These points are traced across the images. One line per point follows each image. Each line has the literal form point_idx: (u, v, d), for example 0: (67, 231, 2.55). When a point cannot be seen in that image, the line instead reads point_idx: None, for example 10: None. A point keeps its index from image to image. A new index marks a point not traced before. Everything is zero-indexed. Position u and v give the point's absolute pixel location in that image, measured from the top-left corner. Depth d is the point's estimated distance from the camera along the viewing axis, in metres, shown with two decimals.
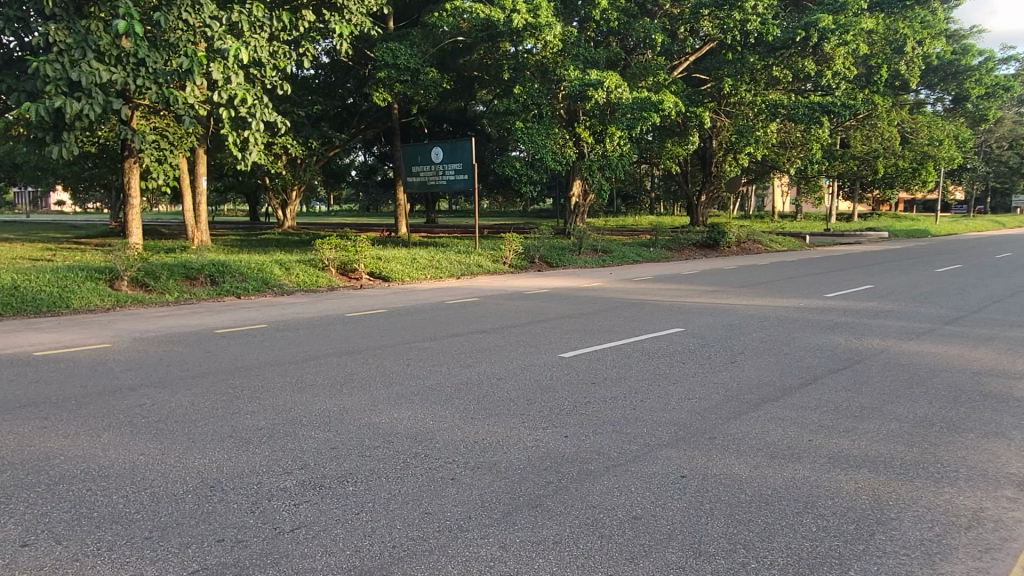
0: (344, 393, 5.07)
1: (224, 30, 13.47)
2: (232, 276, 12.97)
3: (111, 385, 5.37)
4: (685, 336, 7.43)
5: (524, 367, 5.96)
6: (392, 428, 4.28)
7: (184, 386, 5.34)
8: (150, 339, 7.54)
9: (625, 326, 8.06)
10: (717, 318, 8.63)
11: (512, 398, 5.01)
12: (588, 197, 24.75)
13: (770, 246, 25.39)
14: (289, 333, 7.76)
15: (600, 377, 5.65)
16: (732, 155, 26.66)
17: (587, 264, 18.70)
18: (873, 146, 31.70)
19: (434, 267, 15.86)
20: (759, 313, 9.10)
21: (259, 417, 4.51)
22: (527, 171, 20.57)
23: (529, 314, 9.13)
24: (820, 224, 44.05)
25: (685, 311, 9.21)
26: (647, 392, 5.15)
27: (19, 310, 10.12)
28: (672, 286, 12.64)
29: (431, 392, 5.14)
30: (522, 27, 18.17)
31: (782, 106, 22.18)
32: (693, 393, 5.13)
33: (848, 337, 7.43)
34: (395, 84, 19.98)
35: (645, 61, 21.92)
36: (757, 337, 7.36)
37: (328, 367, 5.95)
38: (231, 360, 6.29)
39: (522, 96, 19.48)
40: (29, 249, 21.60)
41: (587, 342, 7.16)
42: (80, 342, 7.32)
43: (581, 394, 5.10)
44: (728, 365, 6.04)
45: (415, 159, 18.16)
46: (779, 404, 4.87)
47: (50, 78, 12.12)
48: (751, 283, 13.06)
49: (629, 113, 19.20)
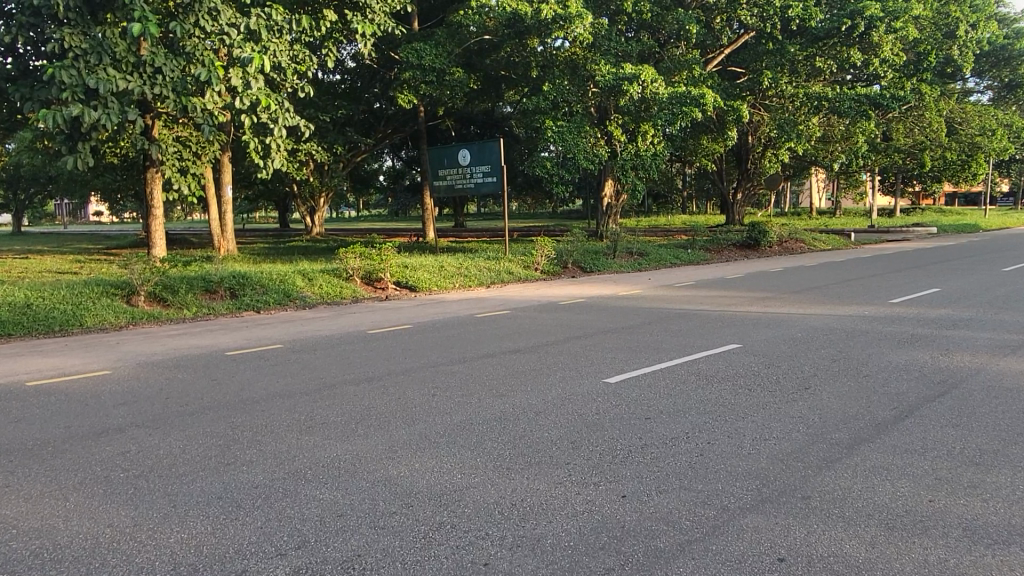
0: (359, 435, 4.36)
1: (242, 36, 12.89)
2: (252, 288, 12.42)
3: (95, 426, 4.70)
4: (744, 354, 6.60)
5: (566, 397, 5.20)
6: (414, 486, 3.55)
7: (177, 426, 4.66)
8: (155, 363, 6.91)
9: (676, 343, 7.25)
10: (776, 331, 7.78)
11: (553, 440, 4.25)
12: (621, 197, 23.97)
13: (813, 245, 24.30)
14: (305, 355, 7.08)
15: (655, 409, 4.85)
16: (771, 151, 25.62)
17: (622, 267, 17.88)
18: (916, 138, 30.52)
19: (463, 274, 15.19)
20: (820, 324, 8.22)
21: (258, 470, 3.82)
22: (559, 171, 19.50)
23: (566, 329, 8.33)
24: (862, 221, 42.68)
25: (739, 323, 8.38)
26: (714, 431, 4.35)
27: (30, 331, 9.64)
28: (717, 292, 11.78)
29: (458, 433, 4.41)
30: (551, 19, 17.53)
31: (826, 98, 21.25)
32: (769, 431, 4.33)
33: (934, 352, 6.55)
34: (420, 85, 19.37)
35: (678, 55, 21.10)
36: (827, 354, 6.53)
37: (343, 399, 5.24)
38: (237, 390, 5.62)
39: (550, 94, 18.80)
40: (57, 261, 21.47)
41: (635, 363, 6.36)
42: (81, 368, 6.71)
43: (634, 434, 4.31)
44: (803, 392, 5.21)
45: (441, 162, 17.48)
46: (877, 447, 4.04)
47: (66, 86, 11.63)
48: (803, 287, 12.12)
49: (667, 108, 18.28)
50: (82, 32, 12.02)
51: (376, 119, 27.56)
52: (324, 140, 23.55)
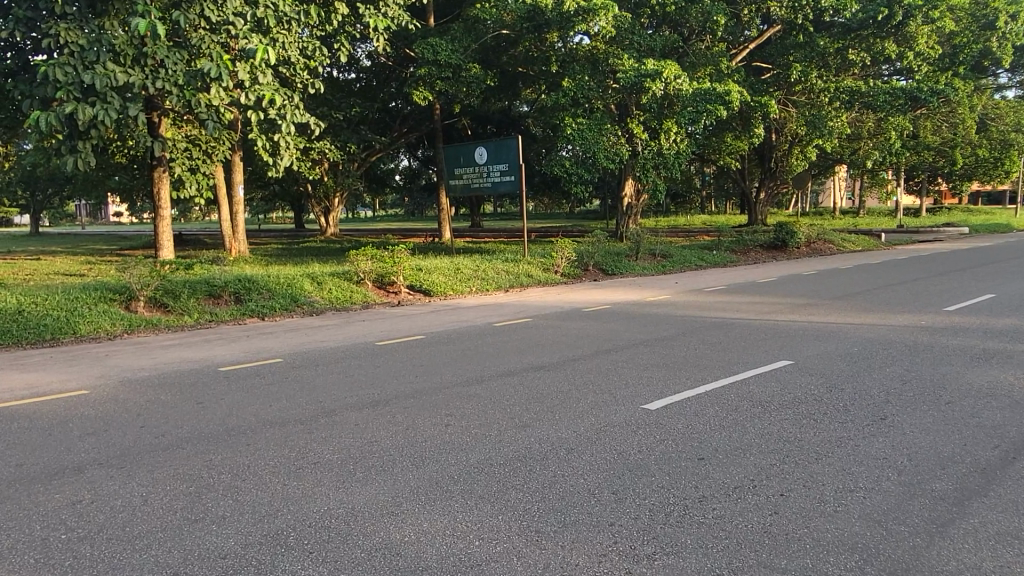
0: (357, 481, 3.65)
1: (248, 26, 12.17)
2: (258, 293, 11.78)
3: (50, 465, 4.01)
4: (798, 373, 5.82)
5: (600, 430, 4.45)
6: (420, 560, 2.82)
7: (145, 465, 3.97)
8: (142, 381, 6.24)
9: (718, 359, 6.48)
10: (827, 345, 6.99)
11: (590, 489, 3.51)
12: (642, 197, 23.17)
13: (843, 246, 23.42)
14: (305, 373, 6.37)
15: (709, 446, 4.09)
16: (798, 149, 24.74)
17: (646, 270, 17.06)
18: (948, 135, 29.53)
19: (480, 278, 14.48)
20: (876, 337, 7.36)
21: (230, 532, 3.10)
22: (578, 170, 18.79)
23: (595, 341, 7.57)
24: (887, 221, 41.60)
25: (784, 336, 7.58)
26: (788, 479, 3.57)
27: (19, 340, 9.02)
28: (754, 298, 10.92)
29: (475, 478, 3.67)
30: (574, 12, 16.86)
31: (860, 92, 20.28)
32: (852, 479, 3.55)
33: (1019, 373, 5.71)
34: (435, 81, 18.65)
35: (703, 49, 20.29)
36: (895, 374, 5.73)
37: (345, 430, 4.52)
38: (225, 417, 4.92)
39: (571, 91, 18.04)
40: (66, 263, 20.99)
41: (677, 385, 5.58)
42: (57, 387, 6.02)
43: (689, 483, 3.56)
44: (881, 425, 4.41)
45: (457, 160, 16.76)
46: (993, 504, 3.25)
47: (61, 84, 10.98)
48: (845, 294, 11.23)
49: (691, 106, 17.48)
50: (80, 26, 11.37)
51: (392, 118, 26.95)
52: (337, 138, 22.90)
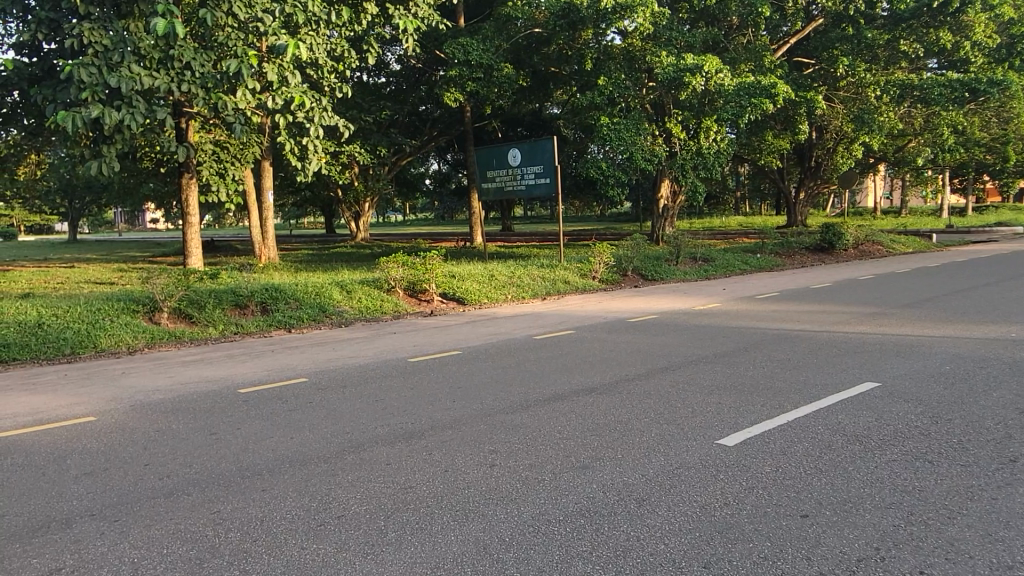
0: (391, 547, 3.01)
1: (277, 24, 11.63)
2: (286, 303, 11.28)
3: (35, 517, 3.45)
4: (893, 399, 5.05)
5: (672, 474, 3.76)
6: None
7: (145, 519, 3.38)
8: (157, 405, 5.68)
9: (792, 381, 5.74)
10: (912, 362, 6.20)
11: (677, 560, 2.84)
12: (679, 199, 22.39)
13: (893, 248, 22.36)
14: (331, 396, 5.77)
15: (813, 498, 3.37)
16: (846, 146, 23.93)
17: (687, 275, 16.28)
18: (1002, 130, 28.28)
19: (515, 285, 13.85)
20: (969, 352, 6.55)
21: None
22: (615, 171, 17.95)
23: (649, 358, 6.88)
24: (932, 221, 40.03)
25: (860, 351, 6.81)
26: (926, 552, 2.84)
27: (36, 356, 8.58)
28: (814, 307, 10.07)
29: (533, 543, 3.01)
30: (611, 8, 16.16)
31: (914, 85, 19.24)
32: (1007, 552, 2.82)
33: None
34: (467, 83, 18.06)
35: (746, 43, 19.48)
36: (1005, 401, 4.93)
37: (377, 473, 3.91)
38: (242, 454, 4.34)
39: (606, 89, 17.25)
40: (98, 272, 20.81)
41: (754, 414, 4.84)
42: (63, 413, 5.49)
43: (797, 552, 2.87)
44: (1017, 473, 3.65)
45: (489, 163, 16.13)
46: None
47: (86, 85, 10.51)
48: (914, 301, 10.35)
49: (734, 101, 16.65)
50: (104, 26, 10.92)
51: (423, 122, 26.50)
52: (367, 142, 22.44)
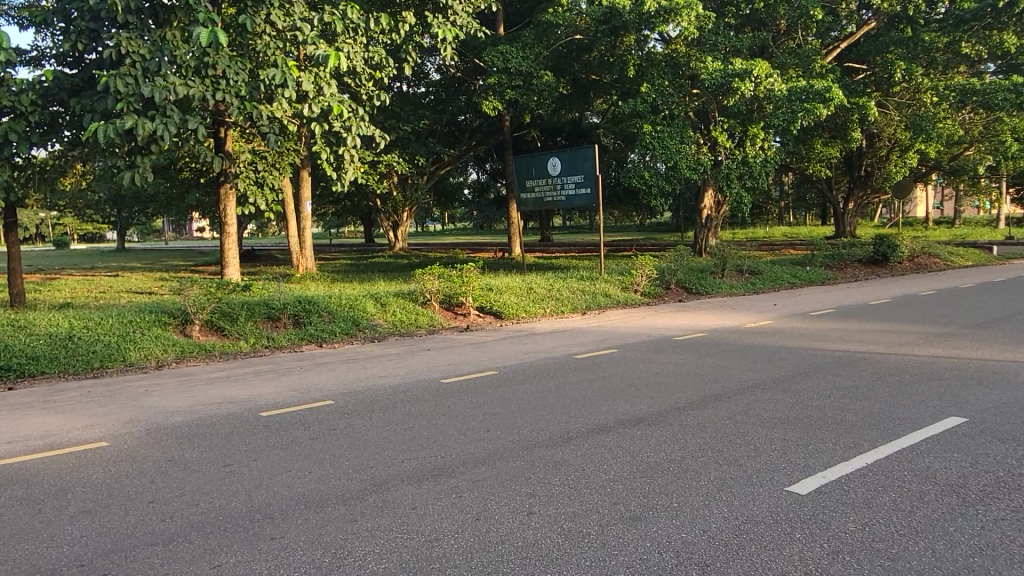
0: None
1: (315, 33, 11.29)
2: (319, 315, 10.96)
3: (16, 568, 3.08)
4: (986, 440, 4.43)
5: (739, 531, 3.23)
6: None
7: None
8: (173, 430, 5.32)
9: (865, 413, 5.14)
10: (999, 394, 5.52)
11: None
12: (722, 208, 21.67)
13: (950, 261, 21.27)
14: (356, 423, 5.34)
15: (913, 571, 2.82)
16: (899, 154, 22.90)
17: (734, 289, 15.59)
18: None
19: (555, 299, 13.37)
20: None
21: None
22: (658, 181, 17.33)
23: (700, 384, 6.30)
24: (988, 232, 38.11)
25: (939, 378, 6.14)
26: None
27: (64, 370, 8.37)
28: (878, 327, 9.34)
29: None
30: (654, 12, 15.62)
31: (975, 89, 18.25)
32: None
33: None
34: (506, 91, 17.67)
35: (794, 47, 18.73)
36: None
37: (402, 521, 3.45)
38: (255, 492, 3.92)
39: (649, 96, 16.70)
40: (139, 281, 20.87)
41: (827, 455, 4.26)
42: (76, 437, 5.18)
43: None
44: None
45: (528, 172, 15.69)
46: None
47: (122, 95, 10.26)
48: (986, 320, 9.55)
49: (784, 107, 15.92)
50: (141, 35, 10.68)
51: (461, 131, 26.21)
52: (405, 151, 22.21)
